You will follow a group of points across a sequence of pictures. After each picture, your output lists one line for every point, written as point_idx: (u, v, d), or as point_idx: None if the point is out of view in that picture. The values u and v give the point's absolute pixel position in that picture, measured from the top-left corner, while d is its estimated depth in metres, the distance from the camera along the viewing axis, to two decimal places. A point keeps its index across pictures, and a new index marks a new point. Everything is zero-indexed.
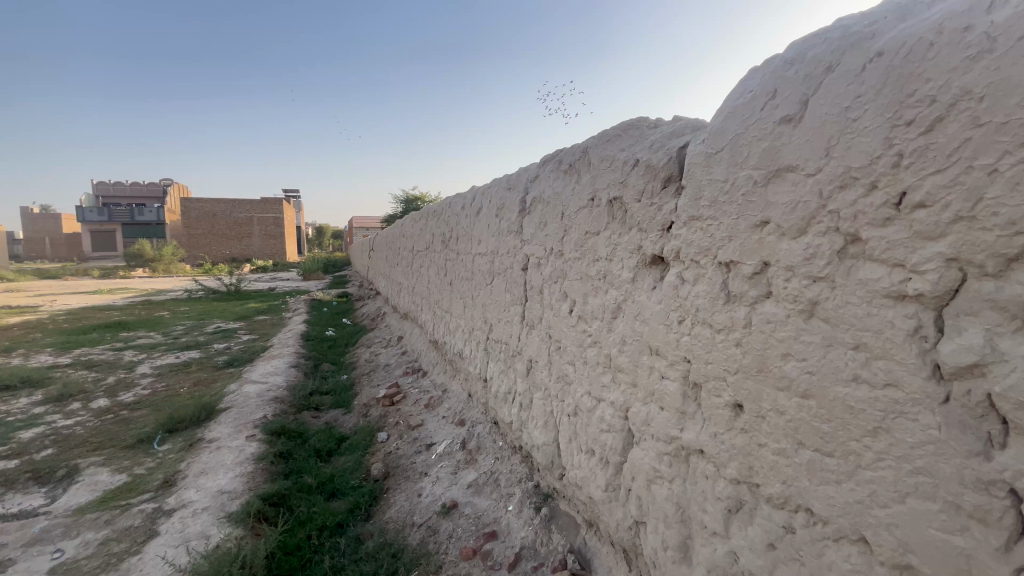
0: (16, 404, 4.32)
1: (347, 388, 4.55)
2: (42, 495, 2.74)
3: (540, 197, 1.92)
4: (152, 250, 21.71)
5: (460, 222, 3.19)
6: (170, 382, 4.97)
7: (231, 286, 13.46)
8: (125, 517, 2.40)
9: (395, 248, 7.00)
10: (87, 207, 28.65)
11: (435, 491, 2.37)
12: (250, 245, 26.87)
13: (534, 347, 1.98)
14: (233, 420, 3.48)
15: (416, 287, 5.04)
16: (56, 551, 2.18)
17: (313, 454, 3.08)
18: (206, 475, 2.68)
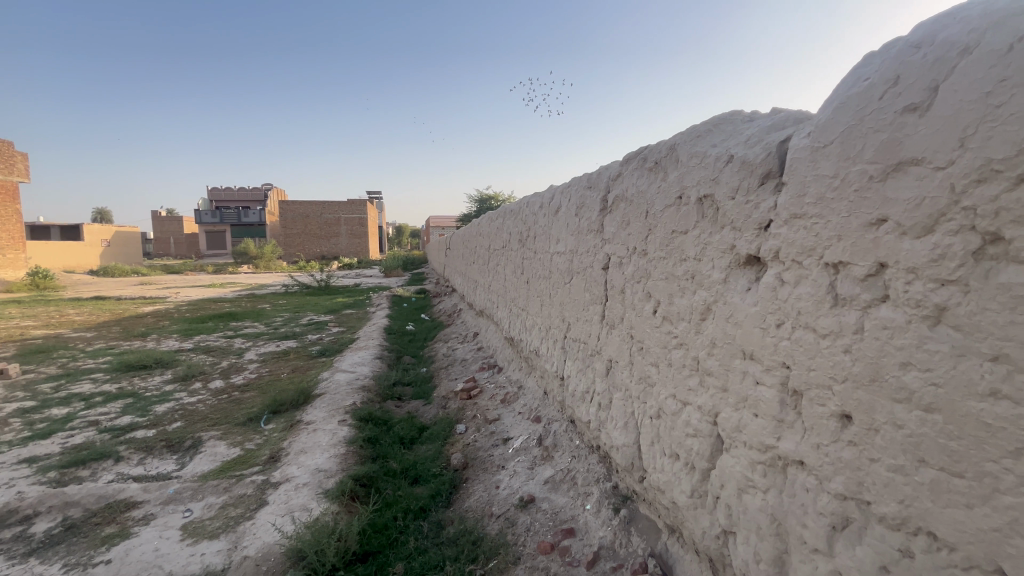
0: (152, 381, 5.02)
1: (427, 380, 4.77)
2: (175, 461, 3.17)
3: (623, 196, 1.90)
4: (256, 249, 24.10)
5: (538, 221, 3.22)
6: (272, 367, 5.51)
7: (322, 282, 14.58)
8: (240, 486, 2.71)
9: (472, 248, 7.20)
10: (204, 211, 32.39)
11: (513, 484, 2.43)
12: (338, 244, 28.91)
13: (615, 347, 1.96)
14: (327, 405, 3.79)
15: (492, 285, 5.16)
16: (186, 511, 2.52)
17: (398, 440, 3.28)
18: (305, 454, 2.95)
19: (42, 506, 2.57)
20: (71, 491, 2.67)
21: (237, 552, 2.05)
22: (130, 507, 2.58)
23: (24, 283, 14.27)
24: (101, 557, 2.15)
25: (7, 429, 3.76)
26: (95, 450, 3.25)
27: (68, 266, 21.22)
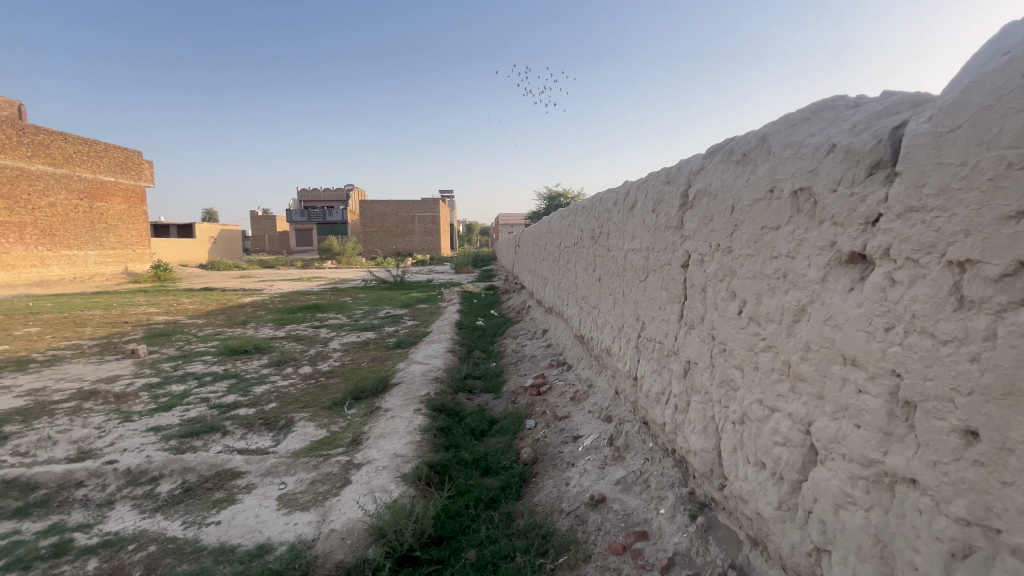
0: (251, 365, 5.56)
1: (496, 374, 4.86)
2: (271, 438, 3.49)
3: (706, 190, 1.82)
4: (339, 246, 25.89)
5: (611, 217, 3.17)
6: (354, 356, 5.89)
7: (397, 277, 15.35)
8: (326, 465, 2.92)
9: (541, 245, 7.24)
10: (294, 210, 35.23)
11: (583, 482, 2.42)
12: (412, 241, 30.24)
13: (694, 348, 1.89)
14: (403, 394, 3.99)
15: (563, 282, 5.16)
16: (282, 483, 2.76)
17: (469, 432, 3.38)
18: (384, 439, 3.12)
19: (166, 469, 2.94)
20: (187, 458, 3.02)
21: (326, 525, 2.22)
22: (235, 476, 2.88)
23: (149, 275, 16.35)
24: (212, 519, 2.43)
25: (137, 401, 4.34)
26: (206, 424, 3.66)
27: (183, 259, 23.99)
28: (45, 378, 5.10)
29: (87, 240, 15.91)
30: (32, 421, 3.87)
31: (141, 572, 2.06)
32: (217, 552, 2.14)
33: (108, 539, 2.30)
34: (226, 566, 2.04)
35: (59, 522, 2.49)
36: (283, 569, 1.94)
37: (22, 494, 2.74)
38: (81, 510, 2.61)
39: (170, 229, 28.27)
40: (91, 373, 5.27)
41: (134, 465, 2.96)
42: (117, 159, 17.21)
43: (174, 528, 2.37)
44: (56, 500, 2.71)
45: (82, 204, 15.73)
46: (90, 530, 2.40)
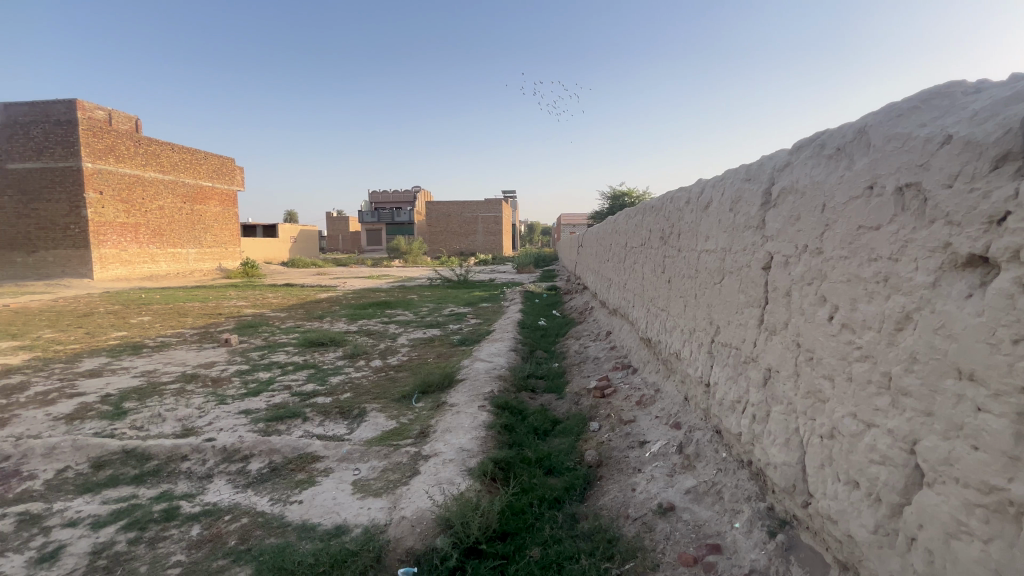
0: (328, 356, 5.93)
1: (558, 375, 4.85)
2: (346, 425, 3.71)
3: (792, 187, 1.71)
4: (406, 245, 27.01)
5: (683, 217, 3.06)
6: (420, 352, 6.12)
7: (461, 276, 15.75)
8: (396, 454, 3.06)
9: (606, 245, 7.14)
10: (366, 212, 37.15)
11: (650, 489, 2.35)
12: (475, 241, 30.89)
13: (776, 355, 1.78)
14: (468, 390, 4.09)
15: (628, 283, 5.05)
16: (356, 469, 2.93)
17: (532, 431, 3.41)
18: (451, 433, 3.21)
19: (255, 449, 3.21)
20: (273, 440, 3.28)
21: (397, 511, 2.32)
22: (315, 460, 3.09)
23: (239, 271, 17.90)
24: (295, 498, 2.62)
25: (230, 386, 4.76)
26: (289, 410, 3.95)
27: (267, 257, 26.07)
28: (155, 362, 5.74)
29: (188, 239, 17.69)
30: (146, 399, 4.37)
31: (236, 540, 2.26)
32: (300, 529, 2.30)
33: (208, 509, 2.56)
34: (308, 542, 2.19)
35: (168, 490, 2.79)
36: (358, 551, 2.05)
37: (139, 463, 3.10)
38: (185, 481, 2.91)
39: (257, 229, 30.83)
40: (191, 359, 5.86)
41: (228, 444, 3.26)
42: (214, 165, 18.99)
43: (263, 504, 2.58)
44: (165, 470, 3.04)
45: (184, 207, 17.50)
46: (193, 500, 2.68)
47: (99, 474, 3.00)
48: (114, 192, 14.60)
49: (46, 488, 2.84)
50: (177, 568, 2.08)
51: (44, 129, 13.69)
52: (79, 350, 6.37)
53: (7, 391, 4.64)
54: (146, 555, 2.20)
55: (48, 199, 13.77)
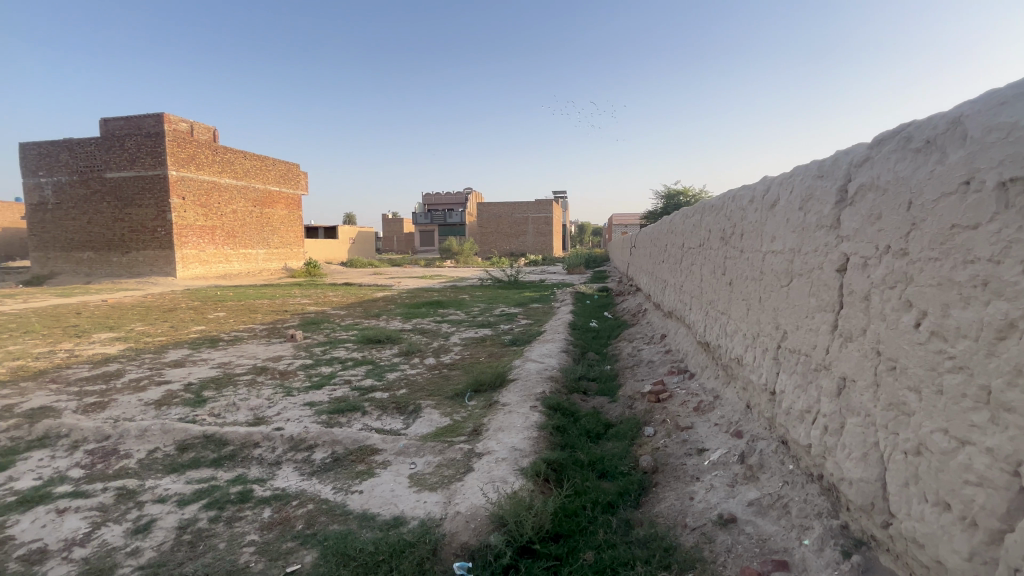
0: (384, 353, 6.16)
1: (611, 378, 4.77)
2: (402, 420, 3.83)
3: (872, 184, 1.59)
4: (458, 246, 27.66)
5: (746, 216, 2.93)
6: (472, 351, 6.23)
7: (511, 276, 15.90)
8: (450, 450, 3.12)
9: (661, 246, 6.97)
10: (419, 214, 38.27)
11: (710, 499, 2.27)
12: (525, 242, 31.05)
13: (852, 363, 1.67)
14: (520, 390, 4.11)
15: (685, 284, 4.89)
16: (413, 463, 3.02)
17: (584, 433, 3.37)
18: (503, 432, 3.24)
19: (319, 440, 3.39)
20: (335, 432, 3.45)
21: (452, 506, 2.38)
22: (374, 452, 3.22)
23: (303, 270, 18.93)
24: (356, 488, 2.74)
25: (296, 379, 5.05)
26: (349, 403, 4.14)
27: (328, 258, 27.44)
28: (230, 354, 6.18)
29: (258, 241, 18.92)
30: (222, 389, 4.72)
31: (303, 525, 2.40)
32: (361, 518, 2.41)
33: (279, 493, 2.73)
34: (368, 531, 2.28)
35: (242, 474, 3.01)
36: (416, 542, 2.12)
37: (217, 448, 3.36)
38: (257, 467, 3.12)
39: (319, 231, 32.52)
40: (261, 353, 6.27)
41: (294, 433, 3.45)
42: (282, 171, 20.24)
43: (327, 492, 2.72)
44: (240, 456, 3.27)
45: (255, 210, 18.74)
46: (264, 484, 2.86)
47: (183, 456, 3.28)
48: (195, 198, 15.89)
49: (139, 467, 3.14)
50: (251, 547, 2.24)
51: (136, 142, 15.11)
52: (165, 342, 6.98)
53: (106, 378, 5.16)
54: (224, 532, 2.38)
55: (140, 205, 15.19)
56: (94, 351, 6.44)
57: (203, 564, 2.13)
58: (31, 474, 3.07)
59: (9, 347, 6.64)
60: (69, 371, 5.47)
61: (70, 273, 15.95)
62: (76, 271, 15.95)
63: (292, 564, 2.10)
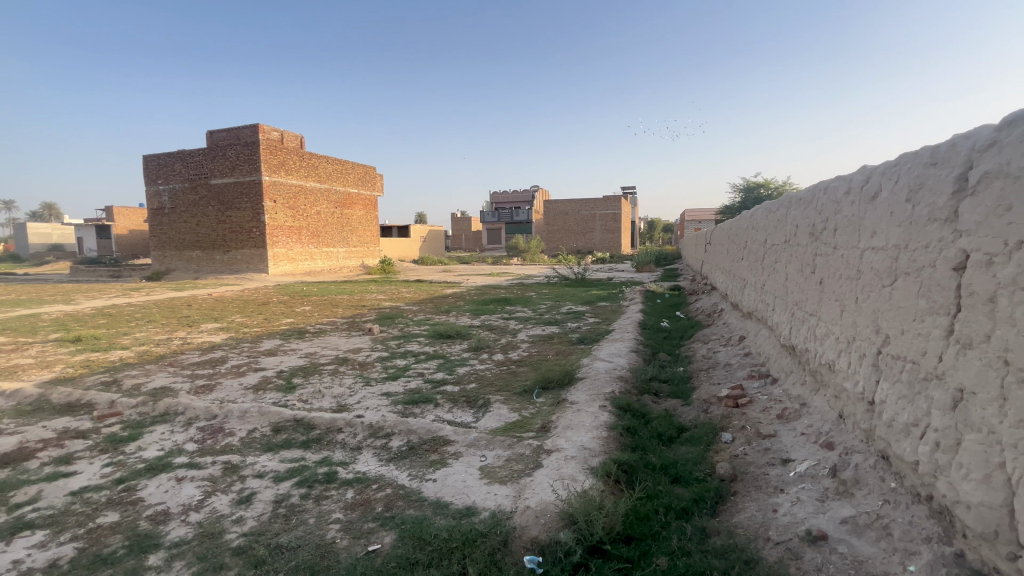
0: (454, 348, 6.35)
1: (684, 380, 4.57)
2: (472, 414, 3.93)
3: (1000, 171, 1.41)
4: (525, 244, 27.94)
5: (841, 209, 2.70)
6: (539, 348, 6.25)
7: (578, 274, 15.79)
8: (520, 445, 3.16)
9: (740, 242, 6.58)
10: (487, 213, 39.01)
11: (795, 512, 2.12)
12: (592, 239, 30.66)
13: (971, 373, 1.49)
14: (589, 389, 4.07)
15: (768, 284, 4.59)
16: (483, 456, 3.09)
17: (656, 436, 3.28)
18: (572, 430, 3.23)
19: (395, 428, 3.57)
20: (410, 422, 3.61)
21: (522, 501, 2.42)
22: (446, 443, 3.33)
23: (378, 268, 19.91)
24: (430, 476, 2.86)
25: (373, 370, 5.35)
26: (423, 395, 4.32)
27: (402, 256, 28.78)
28: (315, 345, 6.67)
29: (339, 240, 20.20)
30: (309, 377, 5.11)
31: (382, 508, 2.54)
32: (435, 505, 2.51)
33: (360, 476, 2.92)
34: (442, 518, 2.38)
35: (328, 457, 3.25)
36: (487, 532, 2.19)
37: (306, 431, 3.65)
38: (340, 450, 3.35)
39: (393, 230, 34.15)
40: (343, 345, 6.72)
41: (373, 421, 3.66)
42: (360, 174, 21.49)
43: (403, 478, 2.87)
44: (325, 439, 3.53)
45: (336, 211, 20.05)
46: (346, 467, 3.07)
47: (277, 437, 3.59)
48: (285, 200, 17.29)
49: (240, 444, 3.49)
50: (337, 524, 2.41)
51: (236, 151, 16.70)
52: (260, 333, 7.67)
53: (212, 363, 5.77)
54: (314, 509, 2.58)
55: (239, 208, 16.79)
56: (203, 339, 7.22)
57: (296, 536, 2.33)
58: (155, 445, 3.51)
59: (136, 335, 7.61)
60: (183, 356, 6.17)
61: (182, 269, 18.00)
62: (187, 268, 17.97)
63: (373, 543, 2.23)
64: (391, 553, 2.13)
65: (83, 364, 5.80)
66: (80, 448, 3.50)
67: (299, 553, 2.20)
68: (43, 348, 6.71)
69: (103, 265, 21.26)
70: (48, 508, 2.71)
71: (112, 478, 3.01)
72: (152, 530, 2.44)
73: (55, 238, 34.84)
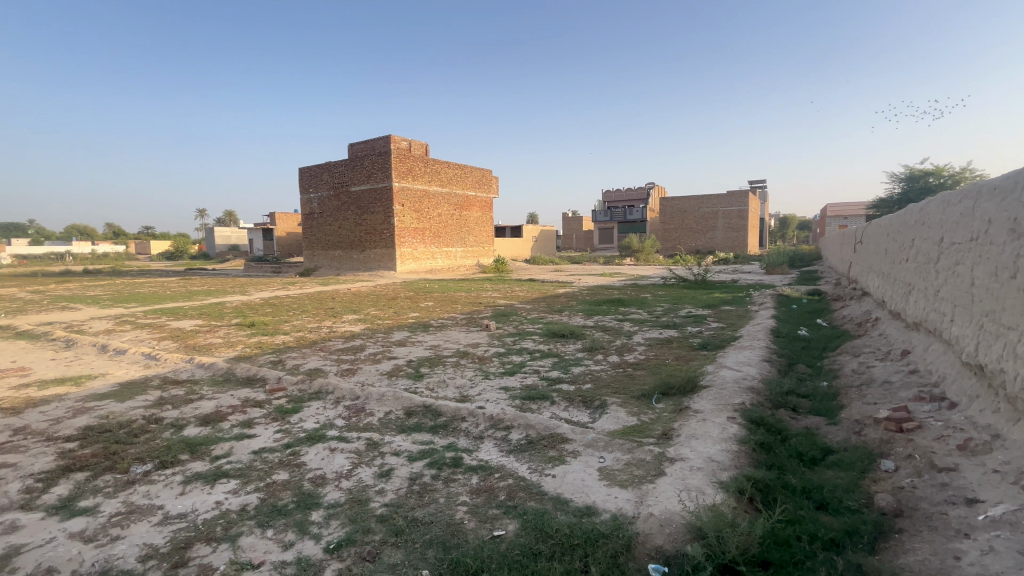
0: (568, 347, 6.36)
1: (830, 396, 4.05)
2: (588, 414, 3.92)
3: None
4: (639, 243, 27.08)
5: None
6: (658, 352, 5.99)
7: (698, 274, 14.86)
8: (640, 450, 3.07)
9: (904, 241, 5.64)
10: (599, 212, 38.54)
11: (987, 565, 1.79)
12: (714, 237, 28.60)
13: None
14: (715, 398, 3.81)
15: (944, 290, 3.88)
16: (602, 457, 3.06)
17: (795, 456, 2.96)
18: (697, 440, 3.06)
19: (515, 422, 3.70)
20: (529, 417, 3.72)
21: (645, 507, 2.36)
22: (564, 441, 3.36)
23: (493, 267, 20.68)
24: (550, 471, 2.92)
25: (492, 364, 5.59)
26: (539, 391, 4.41)
27: (515, 255, 29.67)
28: (438, 339, 7.17)
29: (457, 240, 21.42)
30: (435, 367, 5.51)
31: (505, 496, 2.66)
32: (556, 501, 2.55)
33: (483, 464, 3.08)
34: (563, 513, 2.42)
35: (454, 443, 3.47)
36: (609, 535, 2.18)
37: (434, 418, 3.95)
38: (464, 438, 3.56)
39: (506, 231, 35.33)
40: (463, 339, 7.12)
41: (494, 413, 3.83)
42: (479, 178, 22.57)
43: (523, 470, 2.96)
44: (451, 426, 3.78)
45: (456, 213, 21.30)
46: (471, 454, 3.26)
47: (409, 420, 3.94)
48: (411, 204, 18.82)
49: (379, 424, 3.89)
50: (464, 506, 2.58)
51: (372, 160, 18.57)
52: (391, 325, 8.46)
53: (354, 350, 6.50)
54: (443, 489, 2.79)
55: (374, 212, 18.66)
56: (345, 328, 8.15)
57: (428, 512, 2.54)
58: (313, 419, 4.06)
59: (294, 323, 8.85)
60: (330, 343, 7.04)
61: (328, 266, 20.55)
62: (332, 265, 20.47)
63: (498, 529, 2.35)
64: (515, 541, 2.22)
65: (256, 346, 6.92)
66: (257, 415, 4.18)
67: (432, 528, 2.39)
68: (228, 330, 8.13)
69: (267, 263, 25.10)
70: (238, 462, 3.29)
71: (282, 443, 3.56)
72: (313, 491, 2.84)
73: (234, 240, 42.01)
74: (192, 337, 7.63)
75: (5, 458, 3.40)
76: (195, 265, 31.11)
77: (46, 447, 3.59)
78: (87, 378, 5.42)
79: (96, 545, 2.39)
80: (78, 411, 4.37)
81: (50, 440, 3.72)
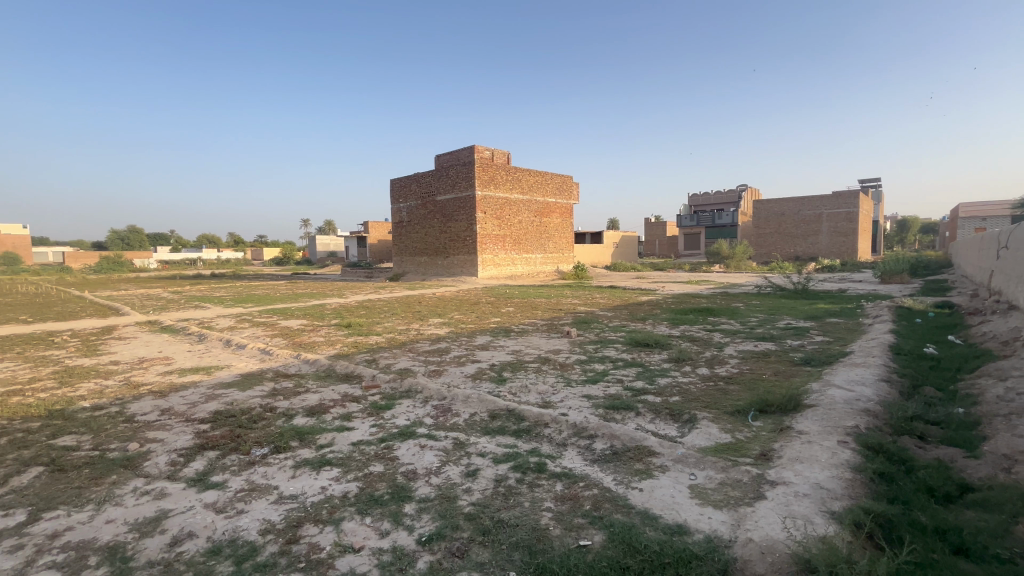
0: (653, 357, 6.14)
1: (968, 424, 3.51)
2: (677, 428, 3.74)
3: None
4: (729, 250, 25.50)
5: None
6: (753, 365, 5.58)
7: (798, 282, 13.67)
8: (735, 470, 2.88)
9: None
10: (685, 217, 36.84)
11: None
12: (817, 243, 26.14)
13: None
14: (822, 420, 3.47)
15: None
16: (692, 474, 2.91)
17: (924, 491, 2.60)
18: (803, 465, 2.80)
19: (599, 431, 3.64)
20: (613, 426, 3.64)
21: (742, 531, 2.21)
22: (651, 454, 3.24)
23: (573, 273, 20.52)
24: (636, 484, 2.83)
25: (574, 371, 5.55)
26: (623, 402, 4.29)
27: (595, 262, 29.26)
28: (520, 344, 7.26)
29: (538, 246, 21.59)
30: (517, 372, 5.59)
31: (591, 506, 2.62)
32: (644, 515, 2.47)
33: (566, 472, 3.07)
34: (651, 529, 2.33)
35: (537, 448, 3.49)
36: (703, 556, 2.07)
37: (517, 422, 4.00)
38: (547, 443, 3.57)
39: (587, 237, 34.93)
40: (544, 345, 7.15)
41: (577, 421, 3.80)
42: (560, 184, 22.60)
43: (608, 481, 2.91)
44: (534, 431, 3.80)
45: (537, 220, 21.48)
46: (554, 460, 3.26)
47: (493, 423, 4.02)
48: (493, 212, 19.32)
49: (465, 424, 4.02)
50: (549, 512, 2.58)
51: (457, 171, 19.35)
52: (474, 329, 8.72)
53: (440, 352, 6.78)
54: (528, 493, 2.81)
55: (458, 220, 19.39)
56: (431, 331, 8.53)
57: (514, 515, 2.57)
58: (404, 416, 4.30)
59: (385, 324, 9.43)
60: (418, 344, 7.40)
61: (415, 272, 21.65)
62: (418, 270, 21.54)
63: (584, 538, 2.32)
64: (602, 552, 2.18)
65: (353, 345, 7.46)
66: (355, 410, 4.51)
67: (518, 530, 2.42)
68: (328, 330, 8.86)
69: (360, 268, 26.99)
70: (339, 451, 3.57)
71: (377, 437, 3.80)
72: (406, 484, 3.00)
73: (332, 247, 45.79)
74: (299, 335, 8.42)
75: (155, 434, 3.98)
76: (301, 269, 34.29)
77: (185, 426, 4.15)
78: (216, 369, 6.18)
79: (225, 516, 2.71)
80: (209, 397, 5.00)
81: (188, 421, 4.29)
